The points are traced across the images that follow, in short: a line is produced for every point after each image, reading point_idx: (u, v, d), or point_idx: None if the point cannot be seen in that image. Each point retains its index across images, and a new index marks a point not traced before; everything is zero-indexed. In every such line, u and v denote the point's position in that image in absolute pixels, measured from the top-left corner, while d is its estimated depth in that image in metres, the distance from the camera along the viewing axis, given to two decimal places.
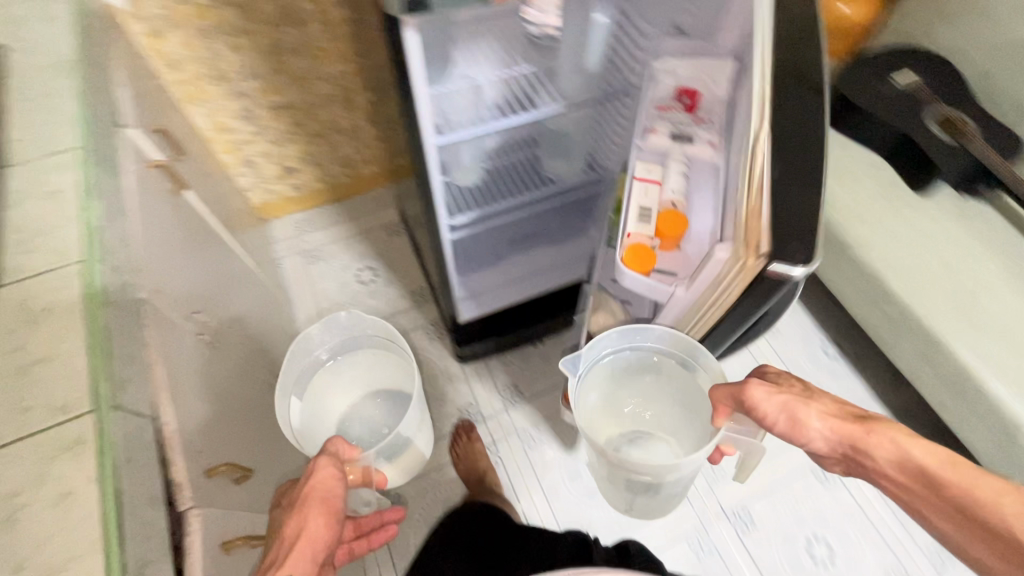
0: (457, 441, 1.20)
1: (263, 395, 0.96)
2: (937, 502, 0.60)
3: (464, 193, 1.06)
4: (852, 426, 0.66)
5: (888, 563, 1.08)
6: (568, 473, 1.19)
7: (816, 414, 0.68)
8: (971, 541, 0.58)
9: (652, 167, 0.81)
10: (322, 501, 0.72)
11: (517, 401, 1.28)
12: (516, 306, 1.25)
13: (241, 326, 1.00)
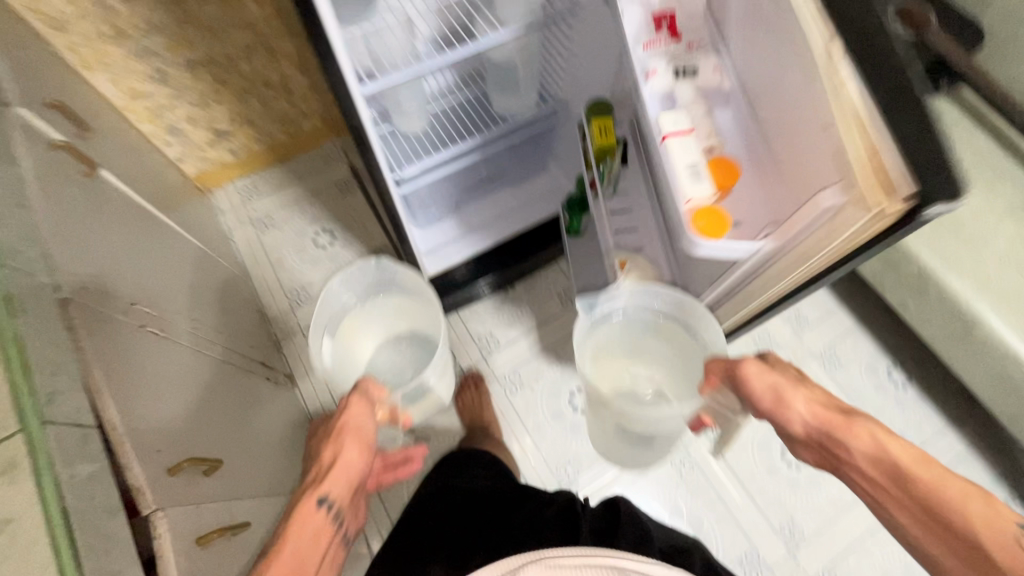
0: (463, 391, 1.21)
1: (236, 374, 0.93)
2: (899, 498, 0.60)
3: (407, 142, 1.03)
4: (834, 416, 0.68)
5: None
6: (551, 412, 1.21)
7: (800, 398, 0.71)
8: (930, 542, 0.58)
9: (676, 116, 0.67)
10: (354, 435, 0.78)
11: (495, 348, 1.27)
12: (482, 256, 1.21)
13: (200, 306, 0.95)
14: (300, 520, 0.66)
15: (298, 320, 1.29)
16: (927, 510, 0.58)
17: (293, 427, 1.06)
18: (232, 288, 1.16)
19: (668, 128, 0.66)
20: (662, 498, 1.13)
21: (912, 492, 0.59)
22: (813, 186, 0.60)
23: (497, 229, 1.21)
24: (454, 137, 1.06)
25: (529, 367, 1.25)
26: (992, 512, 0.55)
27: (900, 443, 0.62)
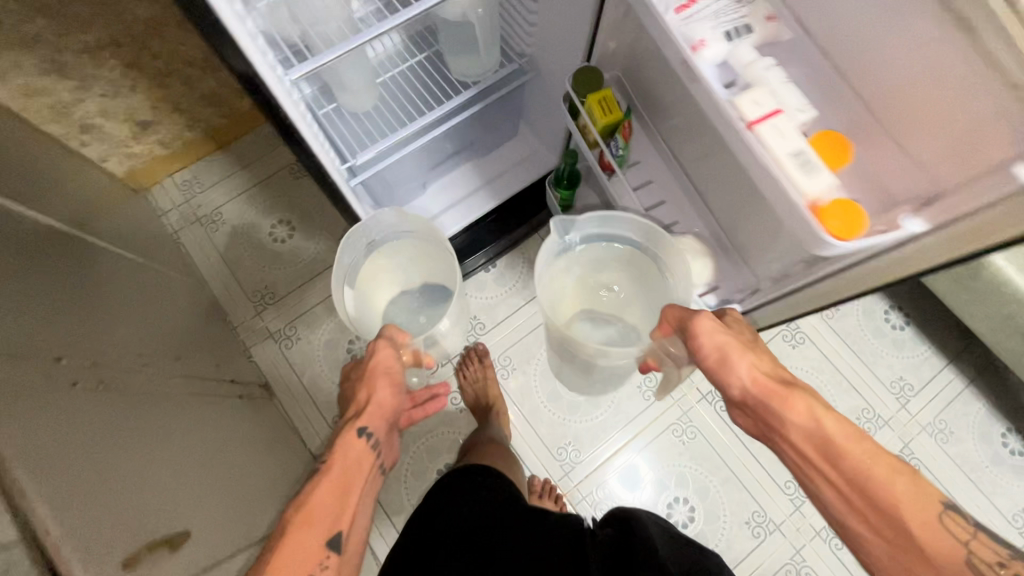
0: (466, 365, 1.16)
1: (200, 405, 0.86)
2: (830, 472, 0.63)
3: (356, 122, 0.90)
4: (775, 387, 0.70)
5: (857, 406, 1.16)
6: (547, 395, 1.16)
7: (745, 363, 0.72)
8: (847, 507, 0.62)
9: (755, 95, 0.53)
10: (384, 376, 0.83)
11: (482, 331, 1.20)
12: (456, 239, 1.10)
13: (150, 334, 0.85)
14: (334, 462, 0.74)
15: (265, 323, 1.19)
16: (856, 486, 0.61)
17: (274, 447, 1.00)
18: (186, 301, 1.06)
19: (752, 113, 0.53)
20: (667, 471, 1.11)
21: (847, 472, 0.61)
22: (987, 145, 0.45)
23: (469, 206, 1.11)
24: (410, 110, 0.93)
25: (520, 348, 1.19)
26: (918, 494, 0.59)
27: (840, 421, 0.64)
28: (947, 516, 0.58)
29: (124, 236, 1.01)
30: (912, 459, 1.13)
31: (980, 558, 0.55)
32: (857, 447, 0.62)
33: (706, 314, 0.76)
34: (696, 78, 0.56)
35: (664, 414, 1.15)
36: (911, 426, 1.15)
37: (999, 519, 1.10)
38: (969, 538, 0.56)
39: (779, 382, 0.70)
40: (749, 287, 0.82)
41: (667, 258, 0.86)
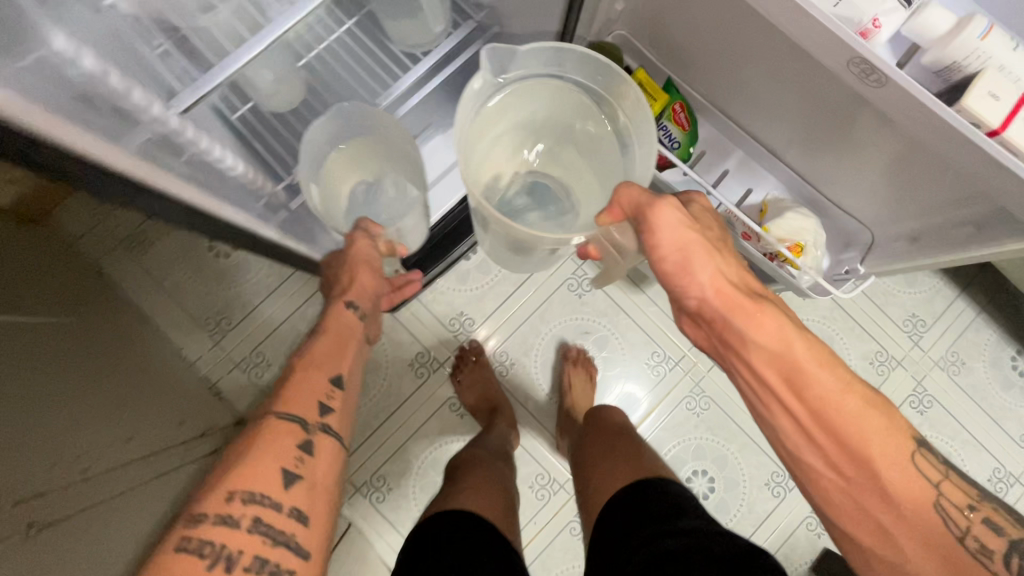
0: (460, 367, 1.06)
1: (158, 494, 0.75)
2: (794, 406, 0.56)
3: (285, 128, 0.74)
4: (741, 299, 0.57)
5: (870, 352, 1.12)
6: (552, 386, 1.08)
7: (709, 270, 0.59)
8: (807, 445, 0.56)
9: (983, 87, 0.49)
10: (365, 266, 0.72)
11: (472, 329, 1.09)
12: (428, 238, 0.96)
13: (103, 415, 0.72)
14: (331, 326, 0.68)
15: (229, 354, 1.08)
16: (817, 418, 0.55)
17: None
18: (132, 347, 0.89)
19: (994, 118, 0.48)
20: (683, 444, 1.07)
21: (817, 410, 0.54)
22: None
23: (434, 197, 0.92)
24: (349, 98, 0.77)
25: (516, 341, 1.09)
26: (885, 432, 0.54)
27: (810, 348, 0.56)
28: (921, 456, 0.55)
29: (64, 294, 0.82)
30: (925, 396, 1.11)
31: (948, 501, 0.53)
32: (827, 376, 0.55)
33: (670, 202, 0.59)
34: (880, 79, 0.50)
35: (674, 388, 1.09)
36: (923, 363, 1.12)
37: (1007, 441, 1.11)
38: (939, 480, 0.54)
39: (750, 296, 0.58)
40: (860, 245, 0.84)
41: (626, 118, 0.66)
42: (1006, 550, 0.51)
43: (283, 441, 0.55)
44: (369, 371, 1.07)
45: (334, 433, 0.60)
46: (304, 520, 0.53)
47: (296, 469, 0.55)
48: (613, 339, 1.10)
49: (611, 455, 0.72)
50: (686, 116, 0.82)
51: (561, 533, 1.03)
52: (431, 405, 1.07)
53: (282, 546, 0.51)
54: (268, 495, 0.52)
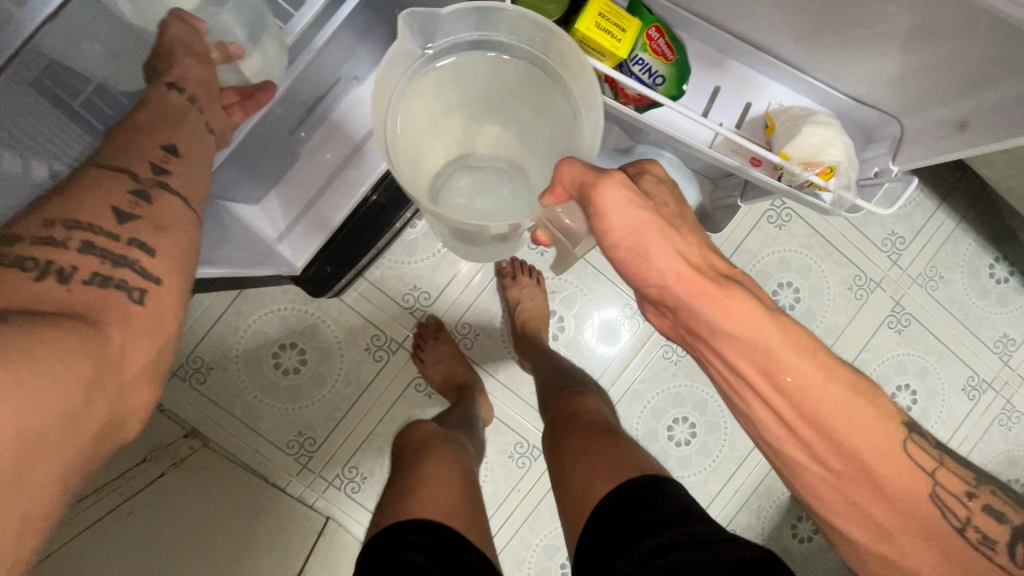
0: (421, 345, 0.98)
1: (108, 538, 0.67)
2: (773, 398, 0.51)
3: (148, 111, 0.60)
4: (707, 285, 0.49)
5: (849, 276, 1.07)
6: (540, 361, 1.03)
7: (667, 252, 0.50)
8: (792, 439, 0.52)
9: None
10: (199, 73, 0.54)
11: (428, 302, 1.00)
12: (358, 212, 0.83)
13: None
14: (155, 92, 0.53)
15: None
16: (804, 415, 0.50)
17: (234, 514, 0.84)
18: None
19: None
20: (662, 393, 1.04)
21: (799, 403, 0.49)
22: None
23: (361, 168, 0.81)
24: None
25: (477, 311, 1.01)
26: (878, 432, 0.51)
27: (791, 336, 0.49)
28: (912, 443, 0.52)
29: None
30: (903, 314, 1.08)
31: (947, 491, 0.52)
32: (813, 367, 0.49)
33: (615, 180, 0.49)
34: None
35: (649, 340, 1.04)
36: (902, 281, 1.08)
37: (981, 348, 1.10)
38: (935, 467, 0.52)
39: (714, 278, 0.50)
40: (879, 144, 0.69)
41: (572, 87, 0.56)
42: (1005, 538, 0.51)
43: (111, 184, 0.45)
44: (324, 359, 0.98)
45: (183, 186, 0.49)
46: (150, 251, 0.44)
47: (132, 209, 0.45)
48: (582, 295, 1.03)
49: (579, 448, 0.67)
50: (667, 44, 0.67)
51: (546, 495, 1.01)
52: (396, 387, 1.00)
53: (127, 271, 0.42)
54: (100, 226, 0.43)
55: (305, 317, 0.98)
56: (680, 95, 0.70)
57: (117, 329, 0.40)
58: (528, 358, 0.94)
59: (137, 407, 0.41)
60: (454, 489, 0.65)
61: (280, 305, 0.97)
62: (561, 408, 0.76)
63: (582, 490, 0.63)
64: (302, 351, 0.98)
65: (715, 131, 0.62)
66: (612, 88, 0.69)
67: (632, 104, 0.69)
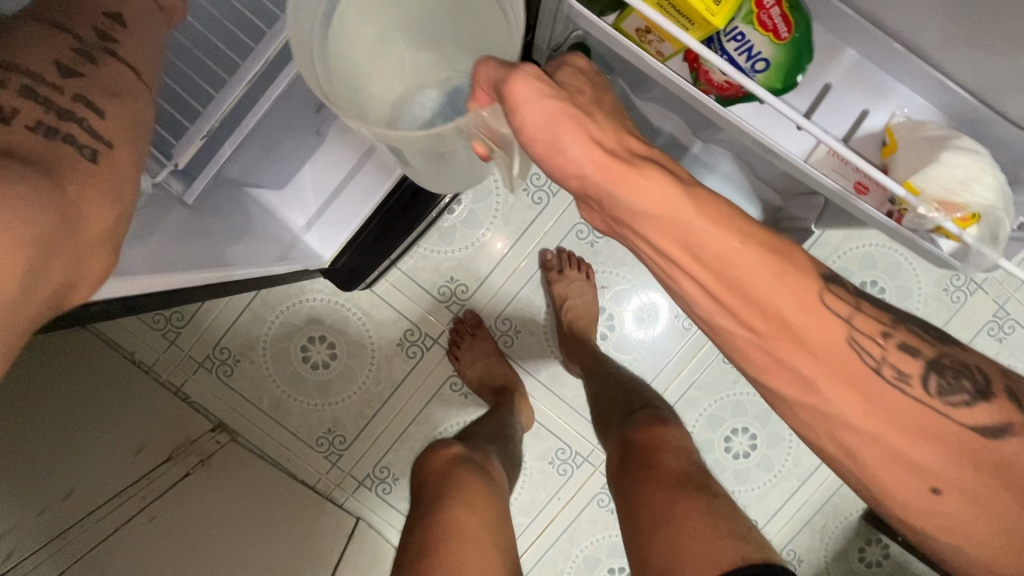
0: (458, 342, 0.90)
1: (129, 548, 0.62)
2: (696, 272, 0.42)
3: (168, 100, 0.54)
4: (622, 169, 0.42)
5: (945, 277, 0.93)
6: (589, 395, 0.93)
7: (582, 141, 0.43)
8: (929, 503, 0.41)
9: None
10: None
11: (466, 299, 0.92)
12: (377, 212, 0.76)
13: (21, 477, 0.56)
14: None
15: (188, 353, 0.92)
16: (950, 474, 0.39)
17: (263, 520, 0.78)
18: (75, 375, 0.73)
19: None
20: (721, 403, 0.94)
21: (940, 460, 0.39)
22: None
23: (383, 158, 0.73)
24: (259, 29, 0.55)
25: (519, 306, 0.93)
26: None
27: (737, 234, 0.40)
28: None
29: None
30: (1007, 320, 0.94)
31: (865, 339, 0.41)
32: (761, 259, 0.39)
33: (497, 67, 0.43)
34: None
35: (707, 347, 0.93)
36: (1008, 282, 0.93)
37: None
38: (849, 313, 0.41)
39: (626, 157, 0.43)
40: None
41: None
42: (923, 373, 0.41)
43: (49, 38, 0.37)
44: (354, 355, 0.92)
45: (135, 56, 0.41)
46: (102, 114, 0.36)
47: (77, 66, 0.37)
48: (634, 294, 0.94)
49: (657, 511, 0.58)
50: (782, 18, 0.55)
51: (588, 505, 0.94)
52: (429, 386, 0.94)
53: (75, 129, 0.35)
54: (43, 77, 0.35)
55: (334, 309, 0.91)
56: (785, 89, 0.58)
57: (71, 185, 0.33)
58: (574, 361, 0.86)
59: (95, 268, 0.34)
60: (484, 550, 0.60)
61: (308, 297, 0.91)
62: (630, 444, 0.67)
63: (670, 550, 0.54)
64: (332, 345, 0.92)
65: (823, 143, 0.47)
66: (693, 70, 0.61)
67: (718, 93, 0.61)
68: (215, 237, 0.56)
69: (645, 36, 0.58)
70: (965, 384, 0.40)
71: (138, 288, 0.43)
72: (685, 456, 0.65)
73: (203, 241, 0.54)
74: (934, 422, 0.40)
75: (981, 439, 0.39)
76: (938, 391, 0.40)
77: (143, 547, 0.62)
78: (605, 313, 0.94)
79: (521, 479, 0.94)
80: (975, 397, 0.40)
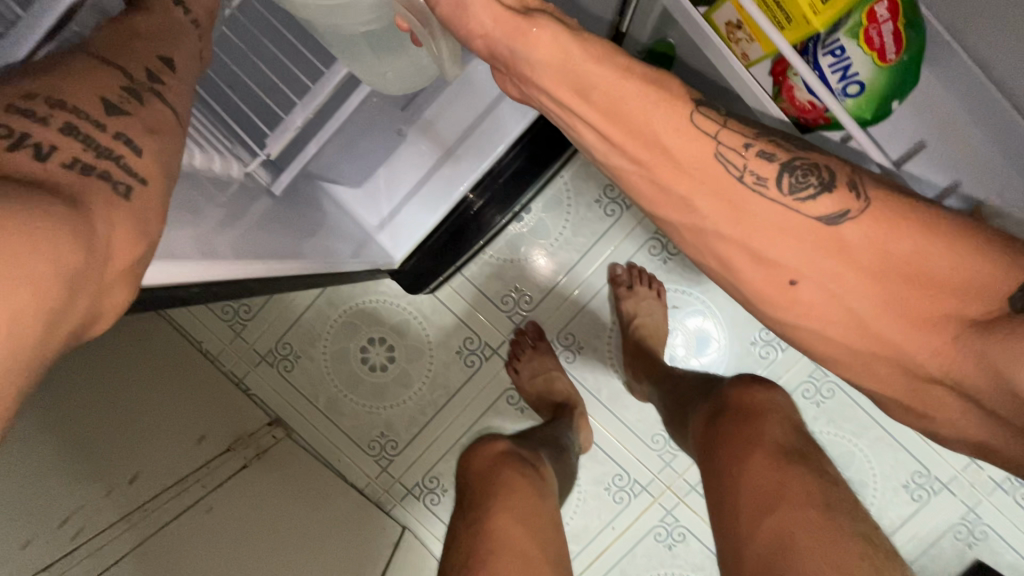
0: (518, 355, 0.87)
1: (190, 536, 0.62)
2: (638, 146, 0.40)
3: (260, 84, 0.54)
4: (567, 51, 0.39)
5: None
6: (654, 421, 0.88)
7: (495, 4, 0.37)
8: None
9: None
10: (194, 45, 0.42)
11: (527, 310, 0.89)
12: (451, 215, 0.75)
13: (90, 461, 0.56)
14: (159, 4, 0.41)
15: (252, 346, 0.93)
16: None
17: (317, 521, 0.77)
18: (145, 364, 0.74)
19: None
20: None
21: None
22: None
23: (457, 165, 0.72)
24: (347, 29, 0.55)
25: (584, 319, 0.90)
26: None
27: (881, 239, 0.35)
28: None
29: None
30: None
31: (727, 150, 0.39)
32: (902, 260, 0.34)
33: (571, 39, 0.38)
34: None
35: (786, 378, 0.86)
36: None
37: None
38: (719, 130, 0.39)
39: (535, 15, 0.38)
40: None
41: None
42: (779, 174, 0.39)
43: (100, 77, 0.33)
44: (411, 360, 0.91)
45: (182, 106, 0.37)
46: (139, 149, 0.32)
47: (122, 103, 0.33)
48: (707, 317, 0.88)
49: (761, 489, 0.52)
50: (893, 36, 0.48)
51: (644, 538, 0.88)
52: (484, 398, 0.91)
53: (111, 165, 0.30)
54: (87, 113, 0.31)
55: (394, 311, 0.91)
56: (874, 119, 0.53)
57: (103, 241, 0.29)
58: (640, 379, 0.81)
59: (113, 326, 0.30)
60: (532, 566, 0.55)
61: (371, 298, 0.91)
62: (732, 402, 0.61)
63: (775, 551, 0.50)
64: (390, 347, 0.91)
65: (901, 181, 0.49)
66: (776, 84, 0.54)
67: (798, 116, 0.54)
68: (298, 232, 0.56)
69: (735, 31, 0.53)
70: (812, 180, 0.39)
71: (224, 276, 0.41)
72: (792, 428, 0.58)
73: (289, 234, 0.54)
74: (786, 218, 0.39)
75: (825, 229, 0.39)
76: (790, 190, 0.39)
77: (201, 537, 0.62)
78: (677, 333, 0.89)
79: (574, 502, 0.89)
80: (820, 190, 0.38)
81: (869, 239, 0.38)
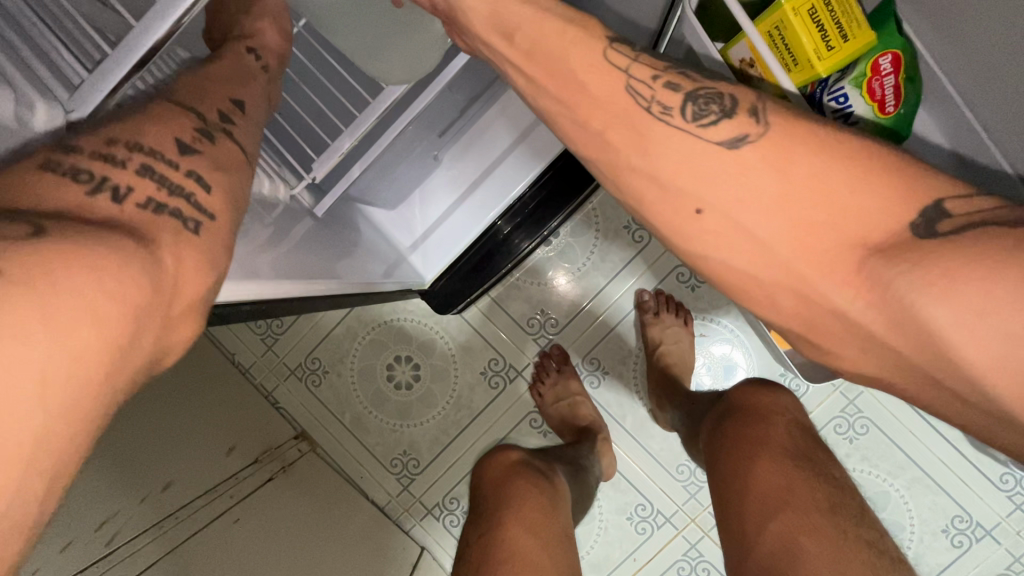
0: (542, 378, 0.88)
1: (213, 544, 0.63)
2: None
3: (311, 113, 0.57)
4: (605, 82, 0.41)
5: None
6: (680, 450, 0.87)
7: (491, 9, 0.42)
8: None
9: None
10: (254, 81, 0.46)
11: (552, 333, 0.90)
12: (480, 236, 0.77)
13: (127, 466, 0.58)
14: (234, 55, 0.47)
15: (283, 360, 0.96)
16: None
17: (336, 536, 0.78)
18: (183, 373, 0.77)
19: None
20: None
21: None
22: None
23: (489, 193, 0.75)
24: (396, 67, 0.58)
25: (609, 344, 0.90)
26: None
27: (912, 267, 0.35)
28: None
29: None
30: None
31: (632, 79, 0.39)
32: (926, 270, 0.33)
33: (618, 75, 0.40)
34: None
35: (817, 410, 0.84)
36: None
37: None
38: (629, 65, 0.40)
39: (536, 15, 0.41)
40: None
41: None
42: (683, 103, 0.39)
43: (174, 116, 0.37)
44: (436, 379, 0.92)
45: (244, 138, 0.40)
46: (207, 187, 0.35)
47: (194, 143, 0.36)
48: (736, 347, 0.87)
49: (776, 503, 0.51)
50: (895, 90, 0.47)
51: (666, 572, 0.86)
52: (507, 421, 0.91)
53: (181, 203, 0.33)
54: (163, 153, 0.34)
55: (420, 330, 0.92)
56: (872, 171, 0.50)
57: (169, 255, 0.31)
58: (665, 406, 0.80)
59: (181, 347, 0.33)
60: None
61: (400, 317, 0.92)
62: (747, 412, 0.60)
63: None
64: (416, 366, 0.92)
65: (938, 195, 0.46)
66: None
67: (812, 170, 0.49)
68: (338, 253, 0.58)
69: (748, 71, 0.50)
70: (713, 107, 0.38)
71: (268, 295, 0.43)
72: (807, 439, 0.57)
73: (330, 254, 0.56)
74: (686, 144, 0.38)
75: (727, 155, 0.37)
76: (694, 117, 0.38)
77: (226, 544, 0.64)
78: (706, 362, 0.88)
79: (594, 530, 0.88)
80: (722, 117, 0.38)
81: (769, 161, 0.36)
